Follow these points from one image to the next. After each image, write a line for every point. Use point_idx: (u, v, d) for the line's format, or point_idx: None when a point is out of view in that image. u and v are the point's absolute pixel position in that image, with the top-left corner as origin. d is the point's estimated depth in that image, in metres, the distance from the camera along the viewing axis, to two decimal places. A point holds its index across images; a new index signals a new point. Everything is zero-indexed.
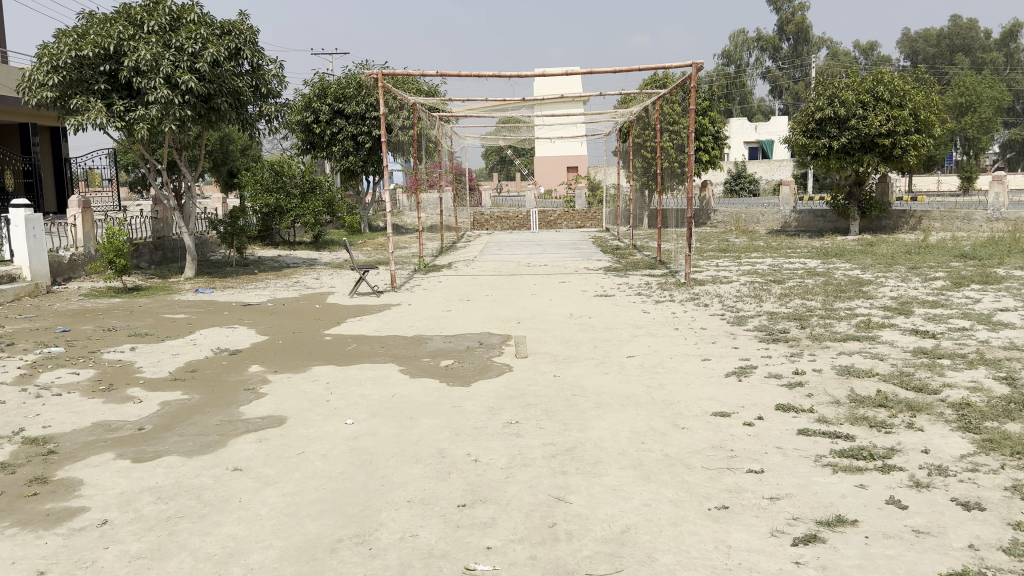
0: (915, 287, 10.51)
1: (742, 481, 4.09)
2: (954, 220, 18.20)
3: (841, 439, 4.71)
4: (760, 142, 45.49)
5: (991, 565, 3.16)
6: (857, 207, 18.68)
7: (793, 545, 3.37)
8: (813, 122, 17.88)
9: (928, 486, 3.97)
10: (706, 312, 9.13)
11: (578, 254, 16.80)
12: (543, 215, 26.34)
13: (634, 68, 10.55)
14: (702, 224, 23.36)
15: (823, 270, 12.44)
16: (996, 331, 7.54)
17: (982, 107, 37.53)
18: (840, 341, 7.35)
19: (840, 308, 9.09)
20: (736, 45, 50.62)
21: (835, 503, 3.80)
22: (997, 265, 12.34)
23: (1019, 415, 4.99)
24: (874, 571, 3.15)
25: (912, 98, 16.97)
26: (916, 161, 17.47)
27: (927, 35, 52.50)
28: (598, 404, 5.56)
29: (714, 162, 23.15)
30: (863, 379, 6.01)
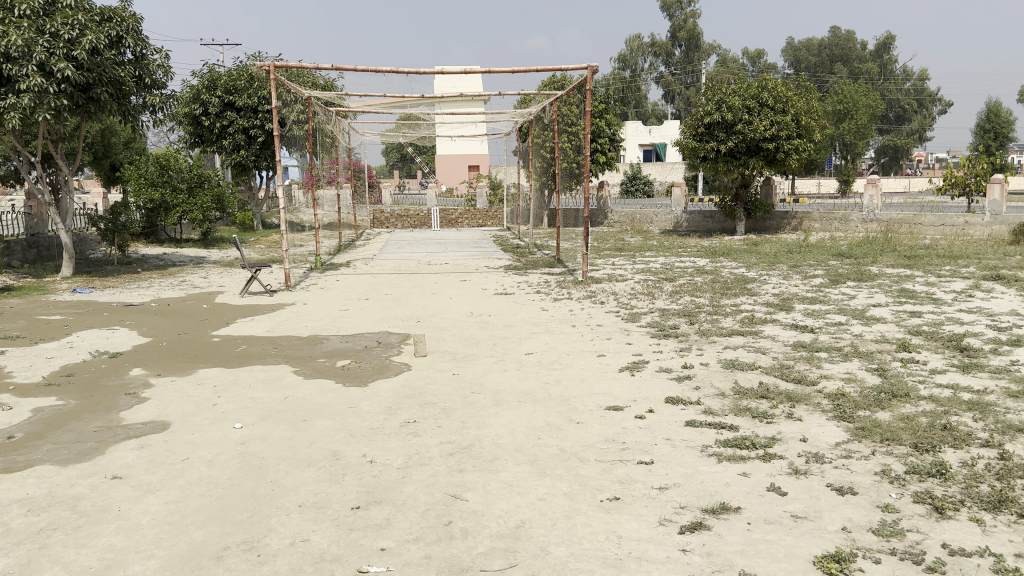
0: (796, 284, 11.07)
1: (633, 473, 4.21)
2: (833, 221, 19.27)
3: (725, 429, 4.92)
4: (653, 145, 46.88)
5: (861, 546, 3.37)
6: (743, 208, 19.50)
7: (681, 534, 3.50)
8: (702, 126, 18.54)
9: (806, 473, 4.19)
10: (602, 309, 9.34)
11: (478, 252, 16.83)
12: (444, 213, 26.25)
13: (532, 69, 10.68)
14: (599, 224, 23.85)
15: (712, 269, 12.95)
16: (869, 325, 8.05)
17: (858, 115, 39.82)
18: (726, 336, 7.66)
19: (726, 305, 9.47)
20: (631, 49, 52.07)
21: (720, 491, 3.96)
22: (870, 263, 13.17)
23: (888, 404, 5.34)
24: (756, 556, 3.30)
25: (794, 105, 17.85)
26: (797, 165, 18.41)
27: (808, 45, 55.40)
28: (497, 401, 5.60)
29: (610, 163, 23.69)
30: (747, 372, 6.29)
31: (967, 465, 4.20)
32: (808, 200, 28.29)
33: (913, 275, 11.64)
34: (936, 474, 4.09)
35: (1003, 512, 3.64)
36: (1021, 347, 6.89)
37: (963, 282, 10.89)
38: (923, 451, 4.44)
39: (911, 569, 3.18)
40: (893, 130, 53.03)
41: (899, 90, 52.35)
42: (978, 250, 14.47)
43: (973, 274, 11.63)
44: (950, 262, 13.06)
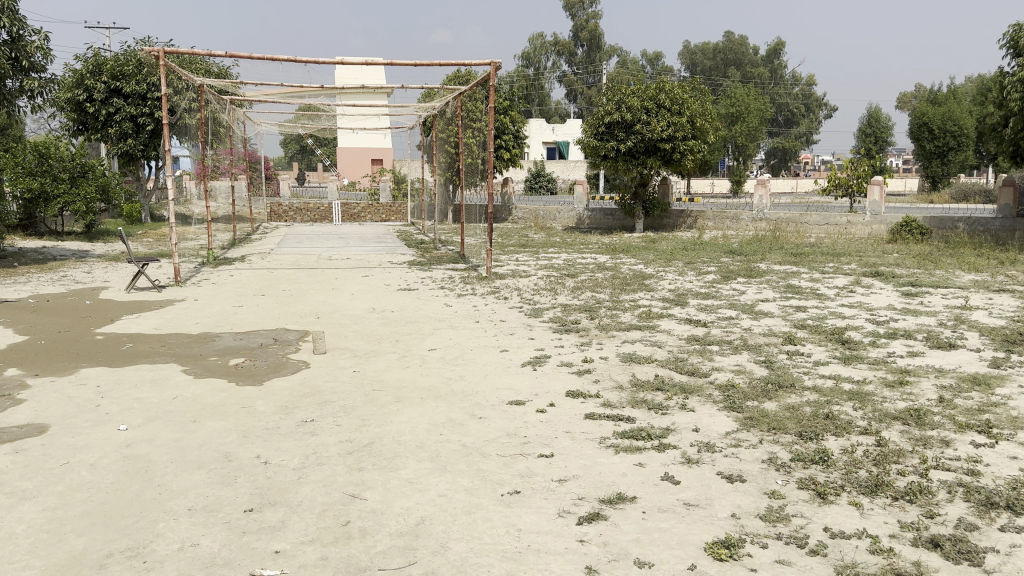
0: (691, 280, 11.44)
1: (533, 466, 4.26)
2: (726, 219, 20.02)
3: (622, 421, 5.04)
4: (556, 143, 47.53)
5: (749, 532, 3.52)
6: (642, 206, 19.99)
7: (579, 525, 3.56)
8: (602, 126, 18.90)
9: (697, 462, 4.34)
10: (505, 305, 9.39)
11: (381, 247, 16.61)
12: (346, 207, 25.72)
13: (435, 62, 10.63)
14: (502, 220, 23.89)
15: (612, 265, 13.23)
16: (758, 319, 8.41)
17: (750, 118, 41.53)
18: (625, 331, 7.85)
19: (625, 300, 9.68)
20: (535, 48, 52.61)
21: (617, 481, 4.06)
22: (759, 260, 13.76)
23: (775, 394, 5.60)
24: (650, 544, 3.40)
25: (689, 107, 18.45)
26: (692, 165, 19.03)
27: (704, 49, 57.31)
28: (398, 398, 5.55)
29: (514, 160, 23.82)
30: (644, 365, 6.46)
31: (847, 452, 4.45)
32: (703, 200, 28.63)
33: (799, 271, 12.25)
34: (819, 461, 4.31)
35: (879, 495, 3.88)
36: (895, 340, 7.35)
37: (844, 278, 11.51)
38: (807, 439, 4.68)
39: (796, 552, 3.34)
40: (783, 133, 55.61)
41: (788, 94, 54.90)
42: (859, 249, 15.34)
43: (854, 270, 12.34)
44: (833, 259, 13.79)
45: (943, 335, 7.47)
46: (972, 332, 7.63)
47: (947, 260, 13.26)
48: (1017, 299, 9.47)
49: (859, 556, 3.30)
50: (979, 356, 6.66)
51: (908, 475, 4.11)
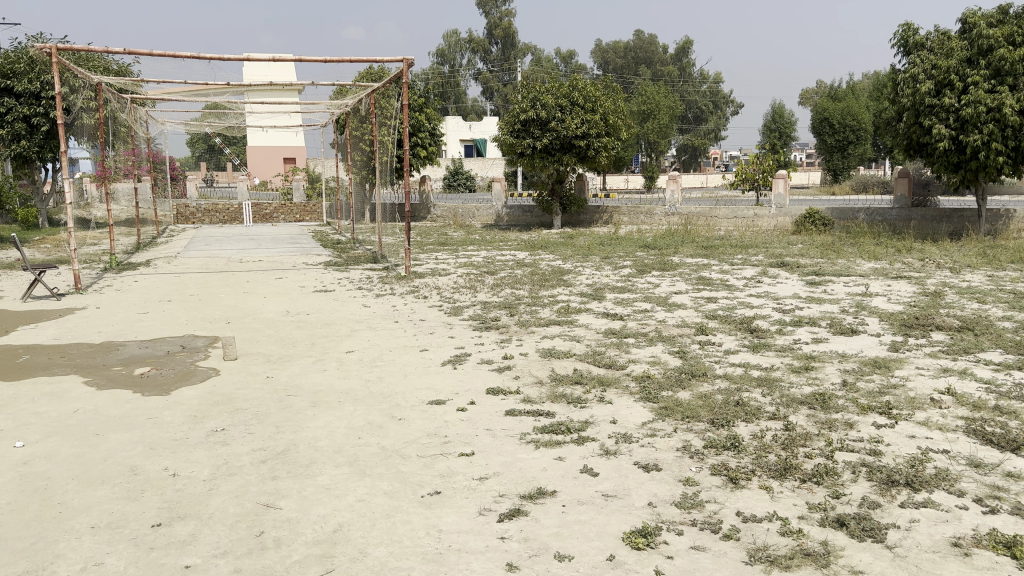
0: (607, 274, 11.62)
1: (454, 465, 4.23)
2: (639, 215, 20.40)
3: (542, 416, 5.06)
4: (474, 140, 47.54)
5: (665, 519, 3.59)
6: (559, 202, 20.16)
7: (499, 522, 3.56)
8: (518, 123, 18.95)
9: (615, 453, 4.40)
10: (424, 304, 9.31)
11: (295, 248, 16.26)
12: (258, 207, 25.12)
13: (345, 59, 10.45)
14: (420, 219, 23.61)
15: (531, 262, 13.30)
16: (672, 311, 8.62)
17: (660, 115, 42.43)
18: (544, 326, 7.90)
19: (544, 296, 9.75)
20: (449, 45, 52.45)
21: (537, 476, 4.07)
22: (672, 253, 14.09)
23: (689, 383, 5.75)
24: (570, 537, 3.42)
25: (602, 104, 18.75)
26: (606, 162, 19.33)
27: (615, 47, 58.33)
28: (314, 402, 5.43)
29: (430, 158, 23.57)
30: (563, 360, 6.51)
31: (757, 437, 4.59)
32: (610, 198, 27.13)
33: (710, 264, 12.59)
34: (730, 447, 4.44)
35: (787, 478, 4.02)
36: (801, 327, 7.64)
37: (752, 269, 11.92)
38: (719, 426, 4.81)
39: (710, 537, 3.42)
40: (693, 129, 57.03)
41: (696, 92, 56.43)
42: (766, 240, 15.89)
43: (762, 261, 12.75)
44: (742, 251, 14.25)
45: (846, 322, 7.81)
46: (872, 317, 8.00)
47: (848, 249, 13.89)
48: (912, 285, 9.97)
49: (770, 538, 3.40)
50: (878, 340, 6.99)
51: (815, 458, 4.27)
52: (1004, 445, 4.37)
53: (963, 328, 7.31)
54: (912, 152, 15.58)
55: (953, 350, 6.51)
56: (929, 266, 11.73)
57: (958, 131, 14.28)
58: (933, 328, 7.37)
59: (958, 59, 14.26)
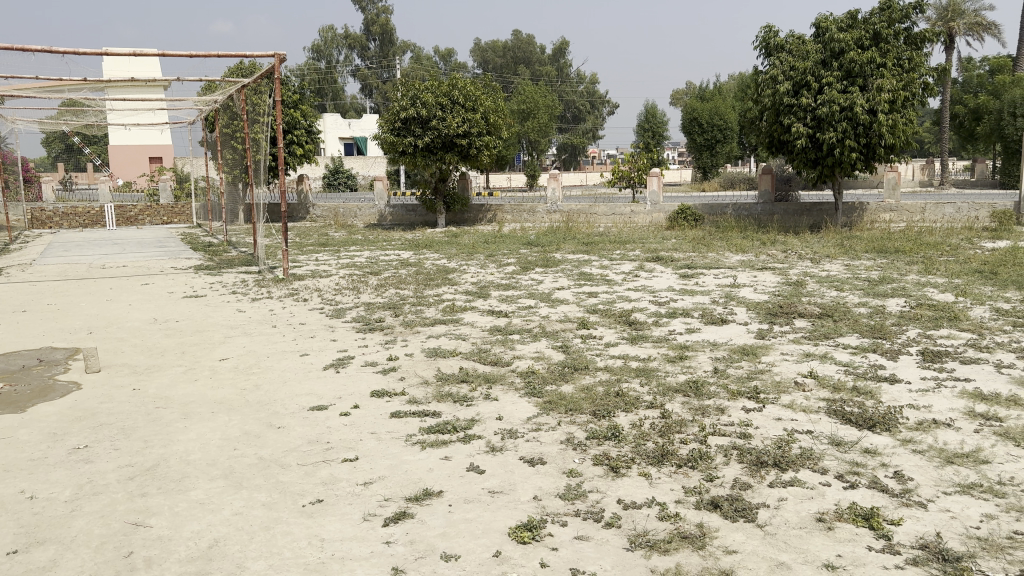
0: (491, 272, 11.68)
1: (337, 472, 4.14)
2: (522, 212, 20.64)
3: (428, 416, 5.03)
4: (353, 138, 46.80)
5: (550, 512, 3.64)
6: (443, 201, 20.08)
7: (384, 527, 3.51)
8: (398, 121, 18.72)
9: (501, 449, 4.43)
10: (304, 307, 9.06)
11: (164, 252, 15.47)
12: (121, 210, 23.73)
13: (212, 54, 10.02)
14: (300, 219, 22.97)
15: (415, 261, 13.19)
16: (555, 307, 8.77)
17: (540, 114, 42.93)
18: (429, 326, 7.85)
19: (429, 295, 9.70)
20: (325, 40, 51.35)
21: (423, 478, 4.04)
22: (554, 250, 14.34)
23: (571, 376, 5.87)
24: (456, 536, 3.41)
25: (483, 103, 18.84)
26: (488, 160, 19.45)
27: (494, 46, 58.71)
28: (186, 414, 5.18)
29: (308, 156, 23.01)
30: (449, 359, 6.50)
31: (636, 426, 4.74)
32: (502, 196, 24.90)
33: (591, 260, 12.88)
34: (612, 437, 4.56)
35: (664, 464, 4.17)
36: (676, 318, 7.94)
37: (630, 264, 12.30)
38: (601, 417, 4.93)
39: (593, 527, 3.50)
40: (572, 129, 58.22)
41: (574, 92, 57.63)
42: (642, 236, 16.40)
43: (639, 256, 13.15)
44: (620, 246, 14.71)
45: (716, 312, 8.19)
46: (740, 307, 8.41)
47: (717, 243, 14.58)
48: (777, 276, 10.56)
49: (650, 524, 3.51)
50: (746, 328, 7.36)
51: (690, 443, 4.45)
52: (861, 423, 4.69)
53: (823, 315, 7.80)
54: (774, 150, 16.49)
55: (815, 335, 6.93)
56: (792, 257, 12.45)
57: (815, 130, 15.22)
58: (796, 315, 7.82)
59: (814, 61, 15.14)
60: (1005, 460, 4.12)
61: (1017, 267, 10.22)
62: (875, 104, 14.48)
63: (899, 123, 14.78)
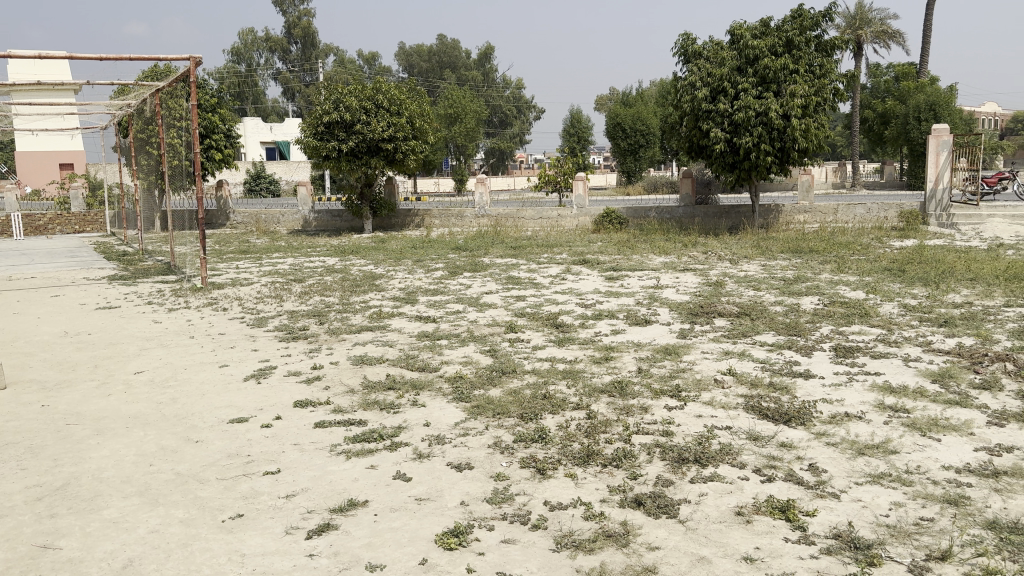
0: (419, 277, 11.61)
1: (258, 486, 4.04)
2: (451, 217, 20.39)
3: (354, 425, 4.96)
4: (276, 142, 45.89)
5: (477, 517, 3.64)
6: (369, 206, 19.86)
7: (307, 539, 3.44)
8: (321, 125, 18.42)
9: (428, 455, 4.40)
10: (224, 317, 8.81)
11: (75, 263, 14.84)
12: (28, 219, 22.61)
13: (123, 57, 9.67)
14: (219, 225, 22.35)
15: (341, 267, 13.00)
16: (483, 311, 8.77)
17: (467, 119, 42.77)
18: (355, 333, 7.74)
19: (355, 302, 9.58)
20: (245, 43, 50.24)
21: (347, 488, 3.99)
22: (482, 254, 14.35)
23: (499, 380, 5.88)
24: (382, 546, 3.37)
25: (408, 107, 18.72)
26: (414, 164, 19.35)
27: (419, 51, 58.41)
28: (99, 430, 4.98)
29: (227, 161, 22.44)
30: (375, 366, 6.43)
31: (562, 427, 4.78)
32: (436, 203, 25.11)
33: (519, 263, 12.94)
34: (538, 439, 4.58)
35: (590, 464, 4.22)
36: (602, 320, 8.04)
37: (558, 267, 12.41)
38: (528, 420, 4.95)
39: (520, 529, 3.51)
40: (498, 133, 58.39)
41: (500, 97, 57.84)
42: (569, 239, 16.56)
43: (566, 260, 13.27)
44: (547, 250, 14.83)
45: (641, 313, 8.34)
46: (663, 308, 8.57)
47: (641, 245, 14.86)
48: (698, 277, 10.81)
49: (575, 524, 3.55)
50: (669, 329, 7.52)
51: (615, 443, 4.52)
52: (778, 418, 4.85)
53: (741, 314, 8.02)
54: (694, 155, 16.90)
55: (734, 334, 7.13)
56: (712, 258, 12.79)
57: (732, 134, 15.68)
58: (715, 315, 8.03)
59: (730, 68, 15.59)
60: (911, 450, 4.32)
61: (922, 265, 10.73)
62: (788, 109, 14.98)
63: (811, 128, 15.34)
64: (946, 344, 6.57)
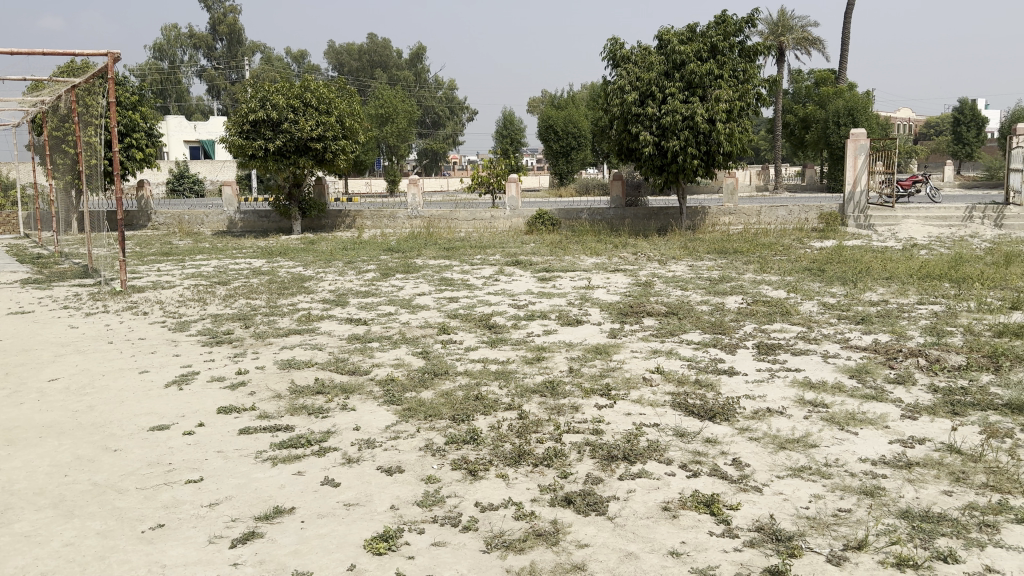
0: (350, 279, 11.45)
1: (179, 495, 3.92)
2: (383, 218, 20.19)
3: (281, 430, 4.87)
4: (200, 141, 44.63)
5: (407, 520, 3.61)
6: (298, 207, 19.53)
7: (232, 548, 3.36)
8: (247, 124, 17.98)
9: (358, 460, 4.35)
10: (145, 321, 8.52)
11: None
12: None
13: (36, 52, 9.27)
14: (140, 227, 21.59)
15: (268, 269, 12.73)
16: (415, 313, 8.72)
17: (398, 119, 42.28)
18: (282, 337, 7.59)
19: (283, 304, 9.39)
20: (168, 40, 48.82)
21: (273, 495, 3.90)
22: (415, 256, 14.26)
23: (430, 382, 5.85)
24: (309, 553, 3.32)
25: (337, 106, 18.50)
26: (344, 164, 19.11)
27: (349, 49, 57.71)
28: (9, 441, 4.75)
29: (148, 160, 21.73)
30: (303, 370, 6.31)
31: (494, 428, 4.79)
32: (367, 203, 24.84)
33: (452, 265, 12.89)
34: (470, 441, 4.58)
35: (522, 464, 4.23)
36: (534, 321, 8.09)
37: (491, 269, 12.42)
38: (459, 421, 4.94)
39: (450, 531, 3.50)
40: (431, 134, 58.12)
41: (432, 97, 57.58)
42: (502, 240, 16.60)
43: (498, 261, 13.30)
44: (480, 251, 14.81)
45: (572, 313, 8.42)
46: (594, 308, 8.67)
47: (573, 246, 15.00)
48: (628, 277, 10.97)
49: (506, 524, 3.56)
50: (600, 329, 7.61)
51: (546, 442, 4.55)
52: (703, 414, 4.97)
53: (669, 313, 8.19)
54: (624, 157, 17.16)
55: (662, 333, 7.27)
56: (642, 259, 13.00)
57: (660, 137, 15.99)
58: (645, 314, 8.17)
59: (658, 72, 15.88)
60: (829, 443, 4.48)
61: (841, 265, 11.13)
62: (713, 114, 15.36)
63: (735, 132, 15.76)
64: (862, 341, 6.83)
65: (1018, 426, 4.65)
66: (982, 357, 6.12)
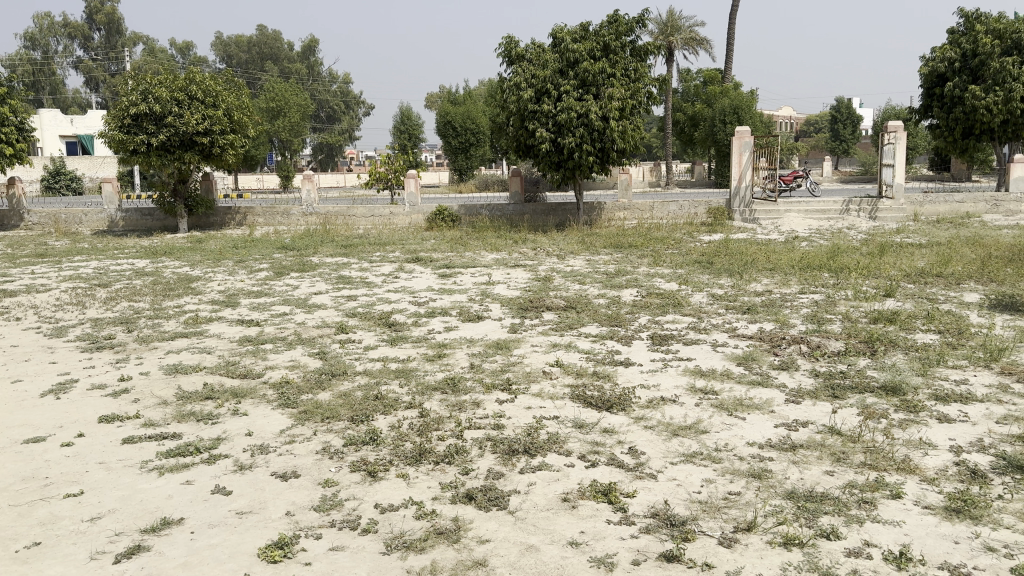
0: (241, 279, 11.07)
1: (58, 510, 3.70)
2: (276, 215, 19.56)
3: (167, 439, 4.65)
4: (77, 136, 42.22)
5: (303, 526, 3.52)
6: (184, 204, 18.71)
7: (115, 564, 3.20)
8: (128, 117, 17.09)
9: (251, 466, 4.21)
10: (17, 328, 7.97)
11: None
12: None
13: None
14: (12, 227, 20.23)
15: (152, 270, 12.16)
16: (312, 312, 8.51)
17: (290, 113, 41.06)
18: (168, 341, 7.26)
19: (168, 307, 8.98)
20: (40, 28, 45.97)
21: (160, 506, 3.73)
22: (310, 254, 13.93)
23: (327, 383, 5.72)
24: (199, 565, 3.19)
25: (224, 100, 17.84)
26: (234, 160, 18.44)
27: (238, 41, 55.81)
28: None
29: (19, 156, 20.38)
30: (191, 374, 6.06)
31: (394, 427, 4.73)
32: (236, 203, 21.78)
33: (349, 262, 12.64)
34: (369, 441, 4.51)
35: (422, 463, 4.20)
36: (434, 318, 8.03)
37: (389, 266, 12.26)
38: (358, 422, 4.86)
39: (349, 535, 3.44)
40: (327, 129, 56.92)
41: (326, 91, 56.35)
42: (401, 237, 16.42)
43: (398, 258, 13.12)
44: (378, 249, 14.59)
45: (472, 309, 8.41)
46: (494, 304, 8.68)
47: (473, 242, 15.00)
48: (527, 273, 11.04)
49: (406, 524, 3.52)
50: (500, 324, 7.62)
51: (446, 439, 4.53)
52: (600, 405, 5.06)
53: (567, 307, 8.30)
54: (521, 154, 17.29)
55: (561, 327, 7.36)
56: (540, 254, 13.15)
57: (556, 134, 16.19)
58: (544, 309, 8.27)
59: (552, 70, 16.06)
60: (720, 429, 4.65)
61: (728, 258, 11.57)
62: (606, 111, 15.67)
63: (628, 129, 16.13)
64: (749, 330, 7.13)
65: (892, 407, 4.96)
66: (859, 342, 6.49)
